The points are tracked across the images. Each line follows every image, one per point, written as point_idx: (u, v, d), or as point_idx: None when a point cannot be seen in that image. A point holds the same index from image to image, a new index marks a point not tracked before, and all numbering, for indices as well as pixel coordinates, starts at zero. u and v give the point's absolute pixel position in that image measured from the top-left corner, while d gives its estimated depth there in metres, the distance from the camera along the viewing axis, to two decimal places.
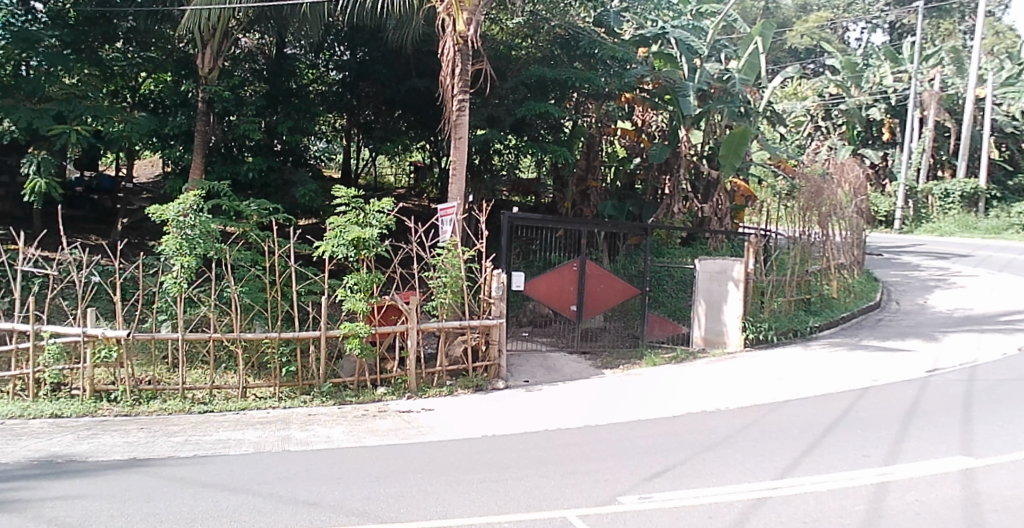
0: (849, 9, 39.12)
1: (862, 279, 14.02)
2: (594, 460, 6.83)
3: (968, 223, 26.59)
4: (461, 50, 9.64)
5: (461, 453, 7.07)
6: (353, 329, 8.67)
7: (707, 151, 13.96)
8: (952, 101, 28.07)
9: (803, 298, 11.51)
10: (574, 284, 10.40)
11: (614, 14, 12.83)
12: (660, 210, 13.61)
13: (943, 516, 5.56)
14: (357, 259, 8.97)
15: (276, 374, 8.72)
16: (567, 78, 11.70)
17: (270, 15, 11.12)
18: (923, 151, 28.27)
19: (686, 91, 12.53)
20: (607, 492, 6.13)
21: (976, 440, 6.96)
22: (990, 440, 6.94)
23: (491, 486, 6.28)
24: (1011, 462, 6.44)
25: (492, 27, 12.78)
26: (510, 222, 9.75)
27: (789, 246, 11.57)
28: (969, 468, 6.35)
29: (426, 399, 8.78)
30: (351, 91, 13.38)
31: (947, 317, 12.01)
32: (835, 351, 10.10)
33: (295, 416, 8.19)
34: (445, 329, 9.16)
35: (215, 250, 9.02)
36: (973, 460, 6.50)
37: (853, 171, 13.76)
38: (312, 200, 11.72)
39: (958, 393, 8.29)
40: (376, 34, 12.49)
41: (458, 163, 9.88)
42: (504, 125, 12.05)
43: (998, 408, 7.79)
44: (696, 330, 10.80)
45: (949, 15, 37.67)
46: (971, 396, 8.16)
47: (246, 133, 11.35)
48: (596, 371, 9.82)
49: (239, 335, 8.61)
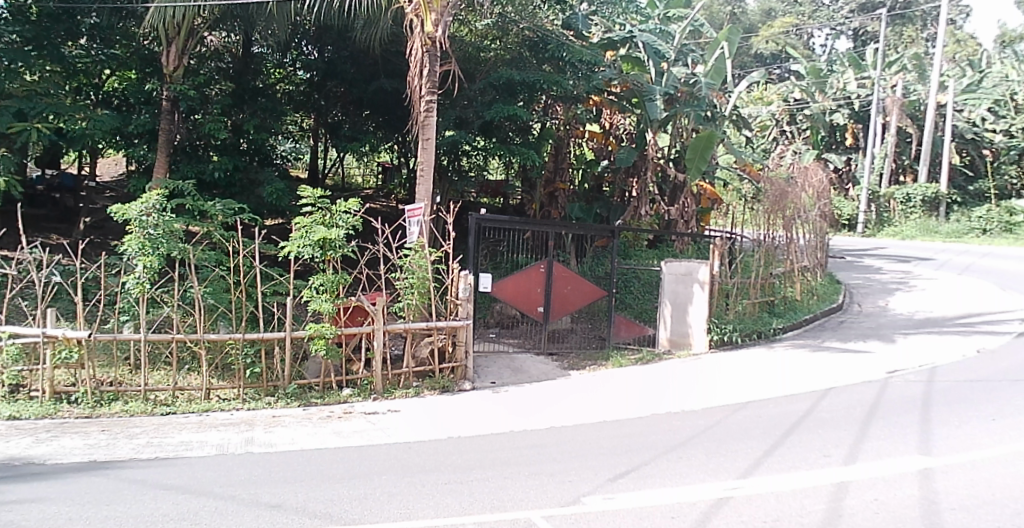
0: (814, 16, 39.73)
1: (824, 281, 14.20)
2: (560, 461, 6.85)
3: (929, 227, 26.98)
4: (429, 51, 9.61)
5: (425, 455, 7.06)
6: (319, 331, 8.64)
7: (673, 153, 13.93)
8: (914, 107, 28.64)
9: (767, 300, 11.61)
10: (541, 288, 10.44)
11: (582, 18, 12.83)
12: (626, 212, 13.67)
13: (902, 515, 5.66)
14: (322, 259, 8.92)
15: (240, 375, 8.59)
16: (535, 81, 11.77)
17: (237, 13, 11.04)
18: (885, 156, 28.71)
19: (652, 95, 12.62)
20: (572, 493, 6.16)
21: (934, 440, 7.09)
22: (947, 440, 7.07)
23: (456, 488, 6.29)
24: (965, 461, 6.58)
25: (460, 28, 12.58)
26: (478, 224, 9.80)
27: (753, 248, 11.72)
28: (925, 468, 6.47)
29: (393, 400, 8.76)
30: (319, 91, 13.38)
31: (907, 319, 12.19)
32: (797, 353, 10.21)
33: (258, 419, 8.10)
34: (412, 331, 9.10)
35: (178, 250, 8.90)
36: (928, 459, 6.64)
37: (816, 176, 14.01)
38: (278, 199, 11.60)
39: (916, 393, 8.43)
40: (344, 34, 12.45)
41: (426, 165, 9.85)
42: (471, 127, 12.02)
43: (954, 408, 7.94)
44: (662, 332, 10.82)
45: (913, 22, 38.23)
46: (928, 397, 8.30)
47: (211, 133, 11.23)
48: (562, 373, 9.84)
49: (203, 336, 8.50)
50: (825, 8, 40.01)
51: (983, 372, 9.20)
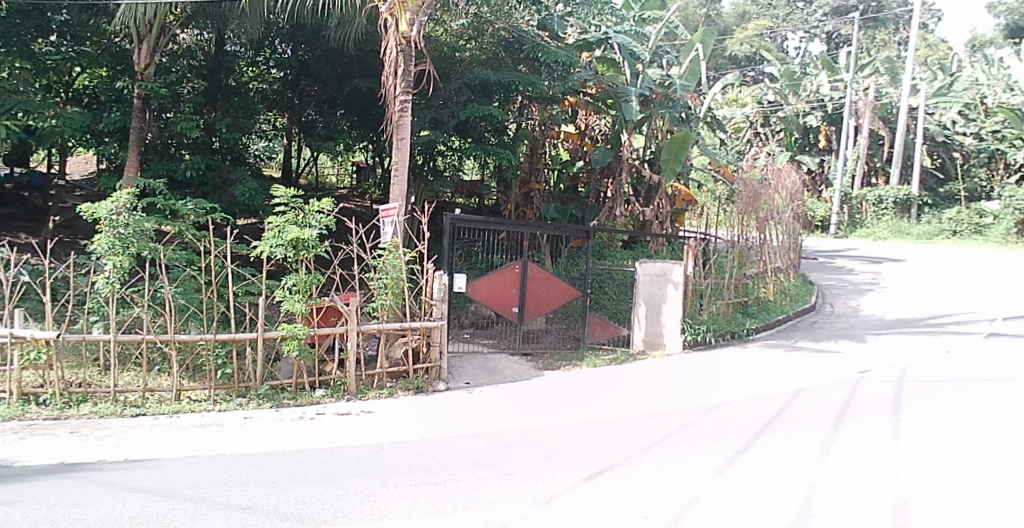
0: (788, 18, 39.93)
1: (797, 282, 14.32)
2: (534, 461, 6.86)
3: (901, 229, 27.27)
4: (404, 50, 9.56)
5: (398, 455, 7.04)
6: (292, 332, 8.54)
7: (649, 155, 14.00)
8: (887, 109, 28.97)
9: (740, 300, 11.68)
10: (516, 288, 10.40)
11: (558, 18, 12.88)
12: (602, 213, 13.64)
13: (869, 515, 5.71)
14: (295, 260, 8.85)
15: (211, 376, 8.48)
16: (510, 81, 11.73)
17: (209, 11, 11.06)
18: (858, 158, 29.01)
19: (627, 96, 12.62)
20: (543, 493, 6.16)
21: (904, 439, 7.16)
22: (917, 439, 7.14)
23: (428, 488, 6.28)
24: (935, 461, 6.64)
25: (436, 27, 12.63)
26: (453, 224, 9.75)
27: (727, 249, 11.83)
28: (894, 467, 6.52)
29: (366, 401, 8.70)
30: (292, 90, 13.24)
31: (878, 320, 12.31)
32: (770, 353, 10.28)
33: (229, 420, 8.00)
34: (386, 331, 9.04)
35: (149, 249, 8.78)
36: (897, 459, 6.69)
37: (789, 178, 14.11)
38: (250, 198, 11.51)
39: (887, 394, 8.50)
40: (317, 33, 12.40)
41: (400, 164, 9.81)
42: (446, 127, 11.98)
43: (926, 408, 8.01)
44: (637, 333, 10.81)
45: (885, 27, 38.73)
46: (899, 397, 8.37)
47: (183, 131, 11.11)
48: (536, 374, 9.82)
49: (173, 337, 8.40)
50: (799, 11, 40.38)
51: (952, 372, 9.30)
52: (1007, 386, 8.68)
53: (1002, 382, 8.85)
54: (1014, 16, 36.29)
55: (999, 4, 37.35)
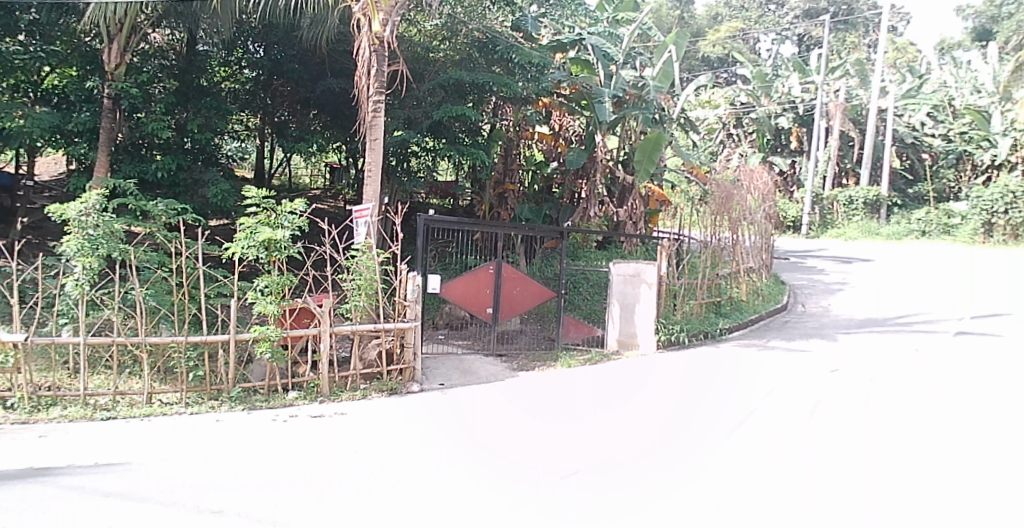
0: (760, 20, 40.17)
1: (770, 282, 14.48)
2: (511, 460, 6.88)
3: (871, 229, 27.56)
4: (377, 51, 9.53)
5: (373, 456, 7.04)
6: (264, 333, 8.51)
7: (622, 156, 14.04)
8: (857, 111, 29.33)
9: (713, 300, 11.77)
10: (490, 289, 10.39)
11: (531, 20, 12.83)
12: (576, 214, 13.75)
13: (841, 514, 5.79)
14: (267, 261, 8.80)
15: (183, 378, 8.41)
16: (484, 82, 11.72)
17: (181, 10, 11.00)
18: (829, 160, 29.36)
19: (600, 98, 12.71)
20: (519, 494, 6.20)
21: (878, 436, 7.26)
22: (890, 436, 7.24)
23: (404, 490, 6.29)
24: (907, 458, 6.74)
25: (409, 27, 12.59)
26: (426, 225, 9.71)
27: (701, 250, 11.94)
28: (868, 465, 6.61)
29: (339, 403, 8.65)
30: (264, 91, 13.07)
31: (848, 319, 12.46)
32: (741, 352, 10.37)
33: (201, 423, 7.91)
34: (359, 332, 9.00)
35: (119, 251, 8.67)
36: (870, 456, 6.79)
37: (760, 179, 14.24)
38: (222, 200, 11.44)
39: (858, 392, 8.60)
40: (290, 33, 12.36)
41: (373, 165, 9.80)
42: (420, 127, 11.95)
43: (900, 406, 8.12)
44: (610, 333, 10.86)
45: (855, 29, 39.29)
46: (871, 395, 8.48)
47: (154, 132, 11.01)
48: (510, 374, 9.82)
49: (144, 339, 8.31)
50: (771, 13, 40.72)
51: (921, 370, 9.43)
52: (978, 385, 8.82)
53: (973, 381, 8.99)
54: (981, 19, 37.53)
55: (965, 9, 38.05)
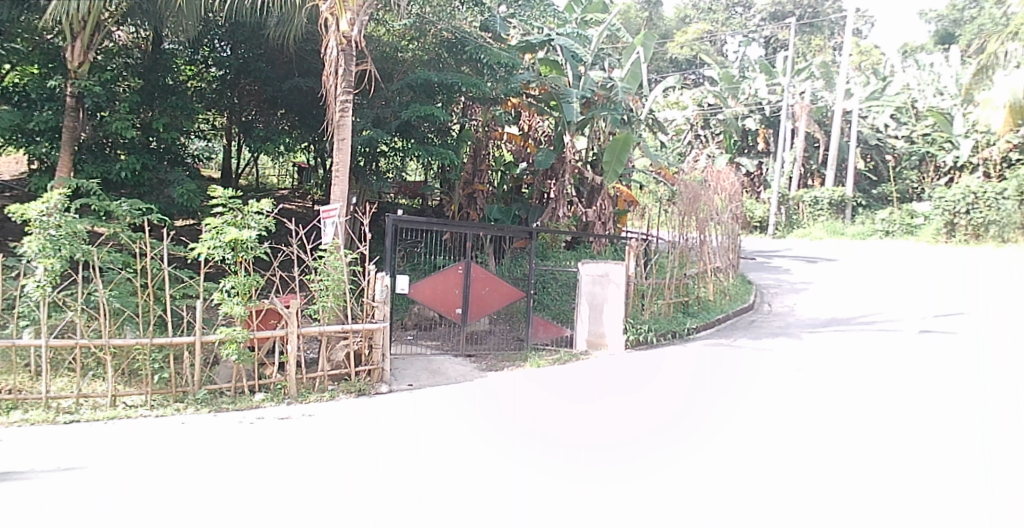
0: (727, 23, 40.57)
1: (736, 282, 14.64)
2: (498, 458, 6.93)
3: (836, 229, 27.92)
4: (345, 50, 9.48)
5: (358, 455, 7.05)
6: (231, 335, 8.44)
7: (591, 157, 14.14)
8: (822, 113, 29.77)
9: (681, 300, 11.90)
10: (459, 289, 10.34)
11: (500, 21, 12.77)
12: (545, 214, 13.64)
13: (817, 510, 5.91)
14: (234, 262, 8.72)
15: (148, 381, 8.30)
16: (453, 83, 11.70)
17: (145, 7, 10.88)
18: (795, 161, 29.77)
19: (569, 98, 12.78)
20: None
21: (849, 429, 7.46)
22: (871, 432, 7.38)
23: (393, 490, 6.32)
24: (885, 454, 6.87)
25: (378, 27, 12.59)
26: (395, 225, 9.64)
27: (669, 250, 12.05)
28: (847, 460, 6.74)
29: (307, 404, 8.60)
30: (231, 90, 13.01)
31: (812, 318, 12.64)
32: (703, 350, 10.53)
33: (167, 425, 7.83)
34: (327, 333, 8.95)
35: (82, 252, 8.48)
36: (851, 451, 6.93)
37: (727, 180, 14.37)
38: (188, 200, 11.34)
39: (839, 389, 8.75)
40: (256, 32, 12.29)
41: (341, 164, 9.74)
42: (389, 127, 11.91)
43: (881, 402, 8.26)
44: (580, 332, 10.74)
45: (820, 32, 39.94)
46: (850, 392, 8.63)
47: (118, 131, 10.87)
48: (479, 374, 9.83)
49: (108, 342, 8.19)
50: (738, 16, 41.17)
51: (891, 368, 9.58)
52: (955, 382, 8.98)
53: (949, 377, 9.15)
54: (943, 23, 38.26)
55: (928, 12, 38.80)
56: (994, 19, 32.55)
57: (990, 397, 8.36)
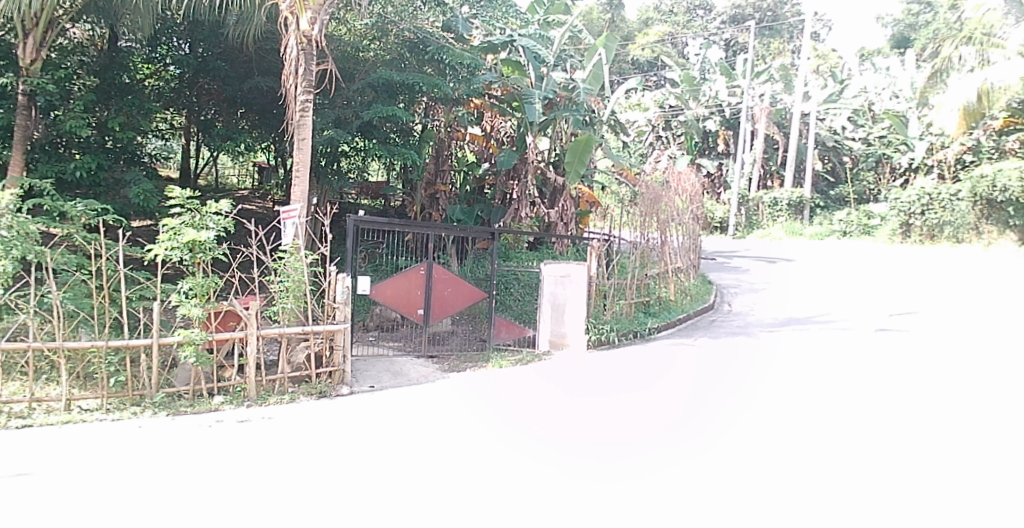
0: (688, 26, 41.01)
1: (697, 282, 14.81)
2: (477, 459, 6.91)
3: (795, 230, 28.33)
4: (305, 49, 9.39)
5: (349, 459, 6.96)
6: (189, 336, 8.33)
7: (554, 157, 14.28)
8: (780, 115, 30.24)
9: (642, 300, 12.02)
10: (421, 290, 10.31)
11: (462, 21, 12.85)
12: (507, 214, 13.61)
13: (815, 510, 5.96)
14: (192, 263, 8.59)
15: (103, 384, 8.14)
16: (415, 82, 11.68)
17: (101, 5, 10.71)
18: (755, 162, 30.20)
19: (531, 98, 12.95)
20: (513, 496, 6.26)
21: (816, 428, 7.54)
22: (867, 430, 7.46)
23: (396, 493, 6.29)
24: (880, 452, 6.96)
25: (339, 27, 12.51)
26: (356, 225, 9.58)
27: (630, 251, 12.14)
28: (841, 458, 6.84)
29: (267, 407, 8.51)
30: (189, 88, 12.88)
31: (770, 318, 12.83)
32: (663, 349, 10.62)
33: (122, 430, 7.67)
34: (287, 335, 8.86)
35: (34, 253, 8.31)
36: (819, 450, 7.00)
37: (688, 181, 14.54)
38: (145, 200, 11.17)
39: (825, 387, 8.87)
40: (216, 30, 12.18)
41: (302, 164, 9.66)
42: (350, 127, 11.84)
43: (906, 402, 8.30)
44: (542, 333, 10.73)
45: (779, 35, 40.52)
46: (835, 390, 8.75)
47: (72, 131, 10.62)
48: (440, 375, 9.81)
49: (62, 345, 8.01)
50: (699, 19, 41.67)
51: (860, 367, 9.72)
52: (929, 381, 9.11)
53: (924, 376, 9.28)
54: (898, 26, 39.06)
55: (884, 16, 39.54)
56: (948, 24, 33.31)
57: (971, 396, 8.46)
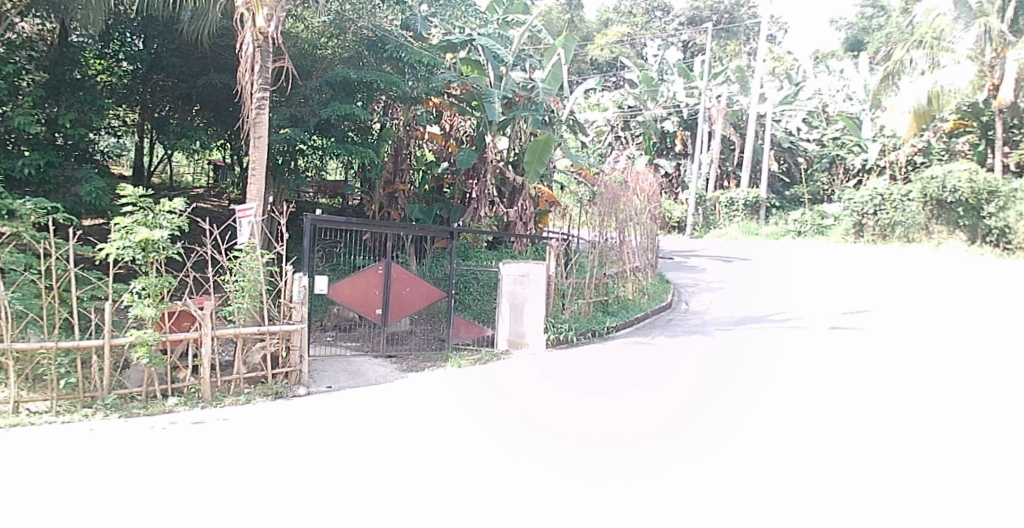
0: (647, 27, 41.35)
1: (655, 281, 14.95)
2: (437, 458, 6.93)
3: (752, 229, 28.71)
4: (261, 46, 9.29)
5: (335, 462, 6.87)
6: (142, 337, 8.19)
7: (513, 157, 14.31)
8: (737, 115, 30.65)
9: (601, 299, 12.11)
10: (379, 290, 10.27)
11: (421, 19, 12.94)
12: (467, 214, 13.78)
13: (813, 506, 6.07)
14: (145, 262, 8.45)
15: (53, 386, 7.97)
16: (373, 80, 11.61)
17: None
18: (712, 162, 30.58)
19: (491, 97, 12.89)
20: (501, 496, 6.27)
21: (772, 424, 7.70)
22: (865, 427, 7.60)
23: (395, 495, 6.25)
24: (879, 450, 7.07)
25: (296, 25, 12.39)
26: (313, 225, 9.42)
27: (589, 250, 12.26)
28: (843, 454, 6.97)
29: (222, 408, 8.40)
30: (143, 84, 12.66)
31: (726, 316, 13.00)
32: (622, 349, 10.69)
33: (72, 432, 7.52)
34: (243, 335, 8.75)
35: None
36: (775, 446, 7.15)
37: (646, 181, 14.64)
38: (97, 198, 10.97)
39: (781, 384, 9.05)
40: (170, 26, 12.02)
41: (258, 162, 9.56)
42: (308, 125, 11.73)
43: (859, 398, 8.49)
44: (501, 331, 10.82)
45: (736, 37, 41.08)
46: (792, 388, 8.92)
47: (20, 127, 10.36)
48: (398, 375, 9.78)
49: (10, 346, 7.83)
50: (657, 20, 42.08)
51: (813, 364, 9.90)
52: (909, 378, 9.29)
53: (905, 374, 9.46)
54: (852, 29, 39.83)
55: (838, 19, 40.28)
56: (900, 28, 34.04)
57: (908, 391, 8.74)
